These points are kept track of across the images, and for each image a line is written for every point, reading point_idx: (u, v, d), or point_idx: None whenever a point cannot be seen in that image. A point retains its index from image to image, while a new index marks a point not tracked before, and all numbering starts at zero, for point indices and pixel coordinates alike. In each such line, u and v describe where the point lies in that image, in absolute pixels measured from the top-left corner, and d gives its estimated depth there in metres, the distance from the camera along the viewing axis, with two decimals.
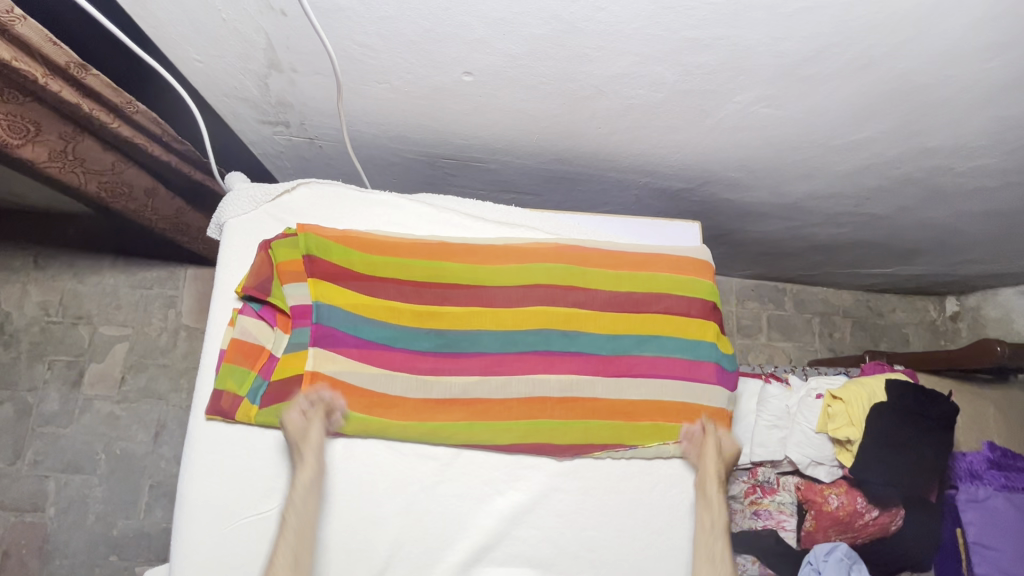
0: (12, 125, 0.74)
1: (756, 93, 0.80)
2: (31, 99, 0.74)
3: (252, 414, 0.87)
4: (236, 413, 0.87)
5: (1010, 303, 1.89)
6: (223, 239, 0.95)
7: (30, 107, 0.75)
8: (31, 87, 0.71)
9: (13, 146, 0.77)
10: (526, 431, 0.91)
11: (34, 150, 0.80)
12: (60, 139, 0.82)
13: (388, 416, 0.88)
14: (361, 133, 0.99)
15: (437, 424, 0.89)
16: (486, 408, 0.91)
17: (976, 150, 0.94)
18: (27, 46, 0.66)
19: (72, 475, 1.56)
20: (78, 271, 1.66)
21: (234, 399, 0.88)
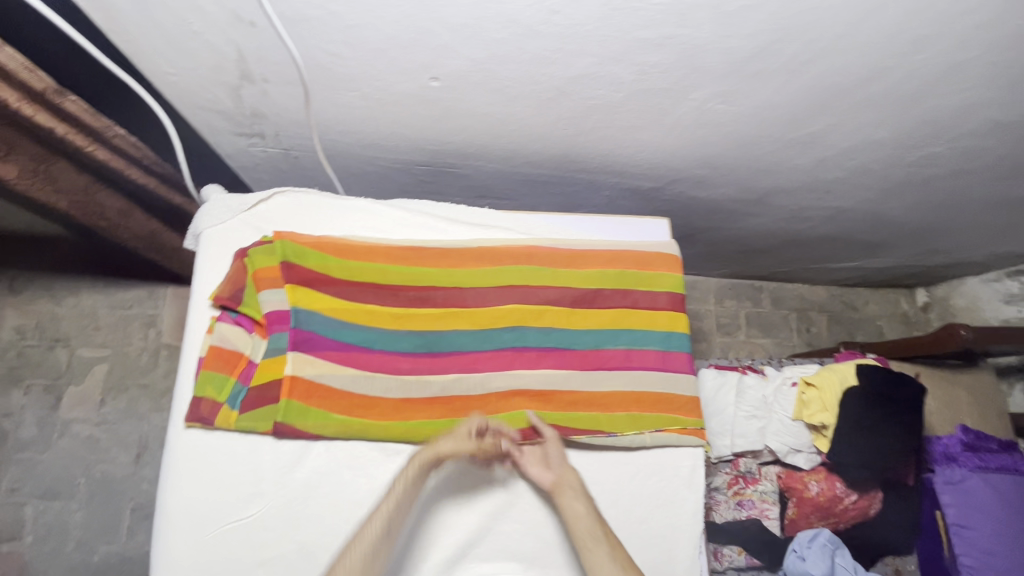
0: None
1: (711, 90, 0.85)
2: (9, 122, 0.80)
3: (231, 420, 0.87)
4: (215, 419, 0.87)
5: (975, 291, 1.96)
6: (200, 249, 0.96)
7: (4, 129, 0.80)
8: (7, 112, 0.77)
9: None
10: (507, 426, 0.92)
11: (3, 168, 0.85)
12: (34, 159, 0.88)
13: (370, 417, 0.89)
14: (335, 142, 1.02)
15: (420, 423, 0.90)
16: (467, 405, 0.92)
17: (923, 140, 1.00)
18: (5, 72, 0.72)
19: (51, 502, 1.53)
20: (56, 294, 1.64)
21: (214, 406, 0.88)
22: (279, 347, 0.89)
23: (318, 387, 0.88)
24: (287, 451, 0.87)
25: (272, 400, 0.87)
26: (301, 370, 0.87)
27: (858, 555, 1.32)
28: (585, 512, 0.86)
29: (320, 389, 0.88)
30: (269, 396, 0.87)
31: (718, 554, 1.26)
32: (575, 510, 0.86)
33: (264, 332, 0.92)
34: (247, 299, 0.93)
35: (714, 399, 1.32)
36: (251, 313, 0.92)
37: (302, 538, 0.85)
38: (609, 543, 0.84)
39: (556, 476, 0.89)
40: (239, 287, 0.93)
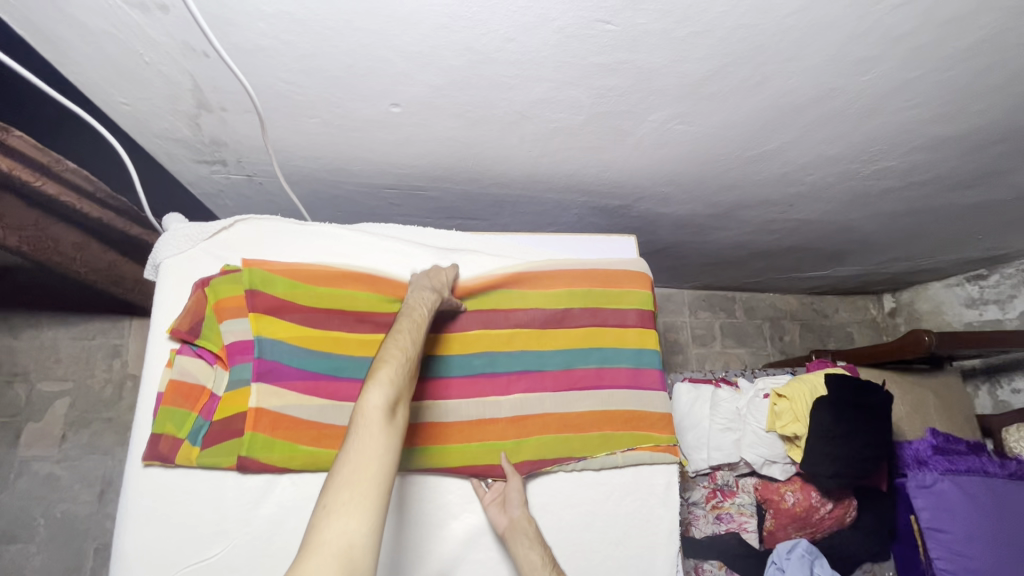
0: None
1: (669, 111, 0.87)
2: None
3: (193, 456, 0.84)
4: (175, 457, 0.84)
5: (937, 296, 2.03)
6: (158, 280, 0.94)
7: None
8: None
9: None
10: (480, 453, 0.91)
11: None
12: None
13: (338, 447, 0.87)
14: (298, 167, 1.01)
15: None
16: (439, 431, 0.90)
17: (875, 154, 1.03)
18: None
19: (7, 546, 1.45)
20: (12, 327, 1.58)
21: (173, 442, 0.85)
22: (242, 379, 0.86)
23: (283, 418, 0.85)
24: (250, 487, 0.85)
25: (235, 434, 0.85)
26: (266, 401, 0.85)
27: (836, 563, 1.33)
28: (540, 562, 0.84)
29: (287, 420, 0.85)
30: (234, 429, 0.85)
31: (699, 570, 1.26)
32: (529, 560, 0.84)
33: (226, 364, 0.89)
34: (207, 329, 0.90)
35: (690, 412, 1.33)
36: (213, 344, 0.90)
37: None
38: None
39: (511, 520, 0.87)
40: (200, 318, 0.91)
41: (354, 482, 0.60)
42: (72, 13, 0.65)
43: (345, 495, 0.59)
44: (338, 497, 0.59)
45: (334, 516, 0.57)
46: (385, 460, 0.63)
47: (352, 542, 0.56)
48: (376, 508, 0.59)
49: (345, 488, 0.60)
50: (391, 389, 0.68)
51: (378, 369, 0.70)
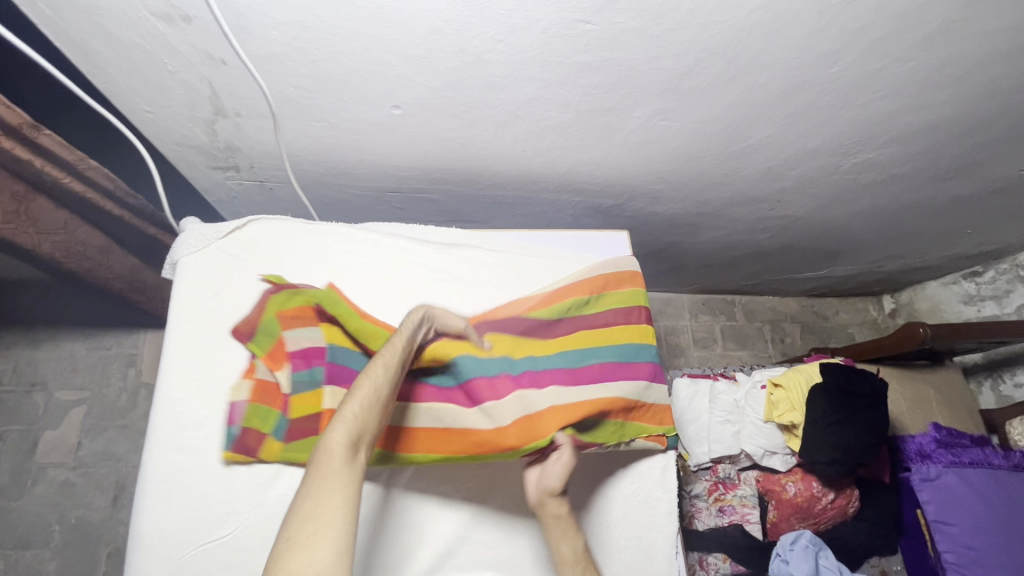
0: None
1: (652, 107, 0.92)
2: None
3: (276, 451, 0.88)
4: (260, 450, 0.88)
5: (936, 294, 2.05)
6: (176, 277, 0.98)
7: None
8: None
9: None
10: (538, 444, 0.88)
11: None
12: (12, 198, 0.91)
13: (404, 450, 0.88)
14: (307, 171, 1.07)
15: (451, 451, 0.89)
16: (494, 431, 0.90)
17: (854, 147, 1.08)
18: None
19: (23, 552, 1.48)
20: (34, 339, 1.64)
21: (259, 437, 0.88)
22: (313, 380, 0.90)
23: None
24: (260, 472, 0.88)
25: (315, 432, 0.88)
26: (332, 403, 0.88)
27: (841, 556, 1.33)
28: (571, 554, 0.85)
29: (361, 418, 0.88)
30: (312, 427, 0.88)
31: (704, 563, 1.27)
32: (560, 549, 0.85)
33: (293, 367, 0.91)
34: (264, 335, 0.93)
35: (690, 407, 1.37)
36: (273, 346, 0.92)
37: None
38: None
39: (546, 500, 0.87)
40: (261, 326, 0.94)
41: (317, 514, 0.61)
42: (105, 26, 0.72)
43: (309, 526, 0.60)
44: (301, 530, 0.60)
45: (297, 550, 0.58)
46: (348, 493, 0.64)
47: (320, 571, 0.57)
48: (343, 538, 0.60)
49: (308, 521, 0.60)
50: (357, 422, 0.69)
51: (344, 402, 0.71)
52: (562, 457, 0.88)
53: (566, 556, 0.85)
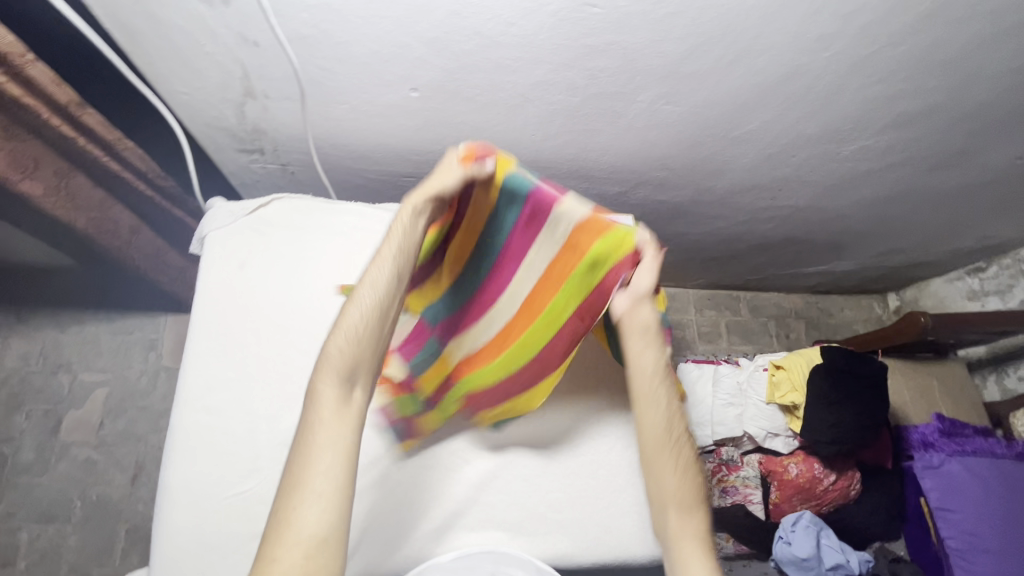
0: (16, 158, 0.88)
1: (655, 92, 0.98)
2: (32, 136, 0.89)
3: (433, 420, 0.96)
4: (421, 429, 0.95)
5: (940, 291, 2.07)
6: (204, 249, 1.03)
7: (31, 145, 0.90)
8: (34, 122, 0.87)
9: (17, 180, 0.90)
10: (617, 242, 0.82)
11: (33, 185, 0.93)
12: (55, 174, 0.96)
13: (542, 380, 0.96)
14: (328, 155, 1.14)
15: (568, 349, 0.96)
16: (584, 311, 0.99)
17: (851, 134, 1.13)
18: (35, 86, 0.82)
19: (46, 526, 1.53)
20: (60, 322, 1.70)
21: (414, 420, 0.95)
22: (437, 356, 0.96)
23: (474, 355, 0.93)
24: (282, 433, 0.93)
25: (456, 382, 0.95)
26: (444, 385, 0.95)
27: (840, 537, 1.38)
28: (651, 361, 0.90)
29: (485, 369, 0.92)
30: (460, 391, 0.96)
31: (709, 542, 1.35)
32: (642, 356, 0.90)
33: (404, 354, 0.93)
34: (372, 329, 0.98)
35: (693, 390, 1.38)
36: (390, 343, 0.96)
37: None
38: (682, 430, 0.92)
39: (634, 309, 0.88)
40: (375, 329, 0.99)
41: (302, 478, 0.69)
42: (151, 8, 0.79)
43: (296, 492, 0.68)
44: (289, 494, 0.68)
45: (291, 499, 0.68)
46: (335, 443, 0.71)
47: (313, 525, 0.67)
48: (331, 496, 0.69)
49: (294, 487, 0.69)
50: (345, 366, 0.74)
51: (324, 362, 0.74)
52: (643, 281, 0.85)
53: (646, 364, 0.90)
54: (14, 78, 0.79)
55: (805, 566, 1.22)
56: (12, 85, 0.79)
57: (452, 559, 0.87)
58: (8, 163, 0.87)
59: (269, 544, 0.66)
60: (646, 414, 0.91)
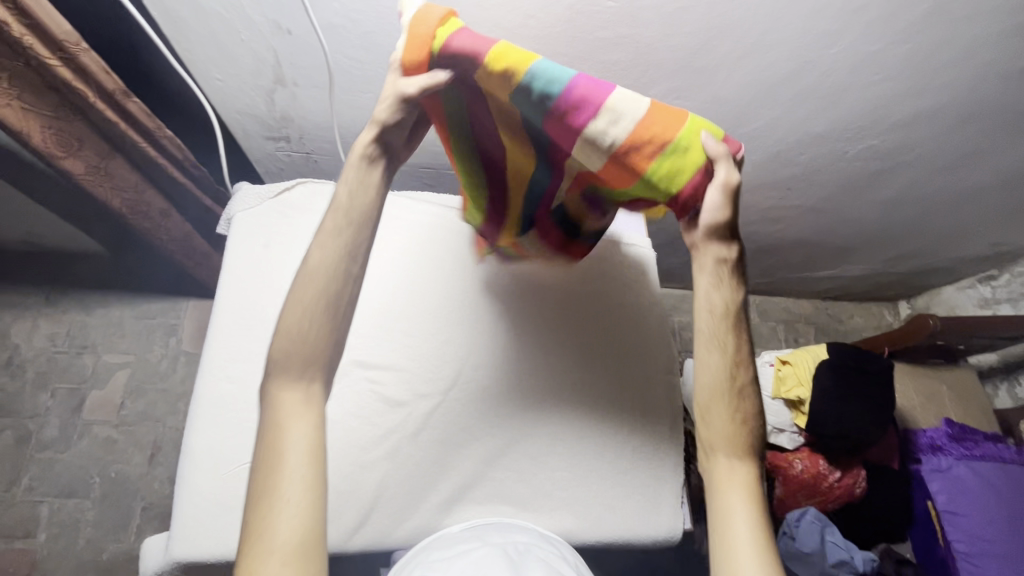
0: (61, 139, 0.94)
1: (667, 86, 1.01)
2: (78, 118, 0.94)
3: None
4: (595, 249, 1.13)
5: (951, 299, 2.07)
6: (231, 229, 1.08)
7: (77, 127, 0.95)
8: (82, 107, 0.92)
9: (60, 157, 0.95)
10: (677, 165, 0.69)
11: (73, 163, 0.98)
12: (96, 154, 1.02)
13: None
14: (351, 145, 1.19)
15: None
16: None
17: (859, 132, 1.15)
18: (87, 74, 0.87)
19: (66, 500, 1.57)
20: (86, 305, 1.76)
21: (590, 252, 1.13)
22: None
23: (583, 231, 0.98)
24: None
25: None
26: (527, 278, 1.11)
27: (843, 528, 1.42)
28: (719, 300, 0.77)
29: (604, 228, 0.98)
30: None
31: None
32: (707, 291, 0.77)
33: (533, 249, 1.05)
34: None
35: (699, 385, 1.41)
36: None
37: None
38: (748, 379, 0.79)
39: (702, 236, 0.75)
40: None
41: (270, 485, 0.60)
42: None
43: (268, 500, 0.59)
44: (260, 505, 0.59)
45: (264, 509, 0.59)
46: (302, 436, 0.63)
47: (301, 529, 0.59)
48: (311, 496, 0.60)
49: (265, 495, 0.60)
50: (294, 348, 0.65)
51: (276, 351, 0.66)
52: (714, 217, 0.73)
53: (712, 303, 0.77)
54: (66, 64, 0.83)
55: (807, 562, 1.23)
56: (64, 70, 0.84)
57: (458, 533, 0.85)
58: (52, 141, 0.92)
59: (246, 555, 0.57)
60: (702, 365, 0.78)
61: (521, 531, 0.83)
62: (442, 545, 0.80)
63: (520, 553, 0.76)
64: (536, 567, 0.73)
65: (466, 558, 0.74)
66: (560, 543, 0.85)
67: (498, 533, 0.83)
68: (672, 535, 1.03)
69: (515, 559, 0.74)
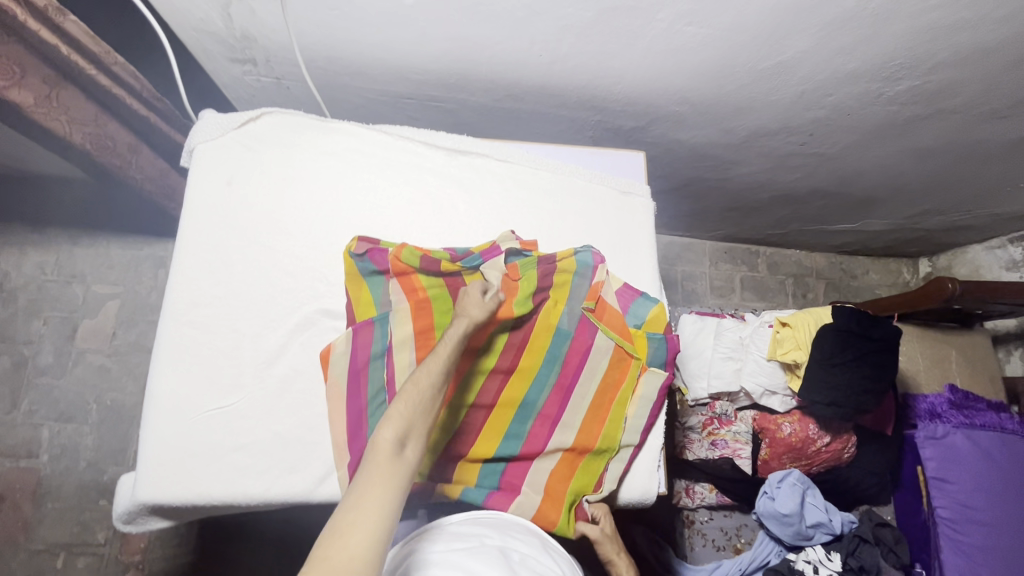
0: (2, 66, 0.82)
1: (676, 9, 0.87)
2: (13, 40, 0.82)
3: (648, 326, 1.04)
4: (654, 309, 1.04)
5: (978, 258, 1.94)
6: (192, 164, 0.99)
7: (18, 50, 0.84)
8: (14, 28, 0.80)
9: (4, 87, 0.83)
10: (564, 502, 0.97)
11: (21, 93, 0.86)
12: (43, 84, 0.90)
13: (648, 417, 1.01)
14: (323, 70, 1.07)
15: (618, 413, 1.00)
16: (609, 420, 0.99)
17: (899, 71, 1.00)
18: None
19: (65, 424, 1.62)
20: (73, 234, 1.72)
21: (629, 299, 1.05)
22: (569, 332, 1.00)
23: (602, 388, 1.00)
24: (268, 352, 0.93)
25: (630, 336, 1.02)
26: (516, 217, 1.08)
27: (824, 488, 1.41)
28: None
29: (608, 393, 1.00)
30: (629, 339, 1.02)
31: (692, 491, 1.42)
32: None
33: (561, 333, 0.99)
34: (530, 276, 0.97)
35: (693, 342, 1.36)
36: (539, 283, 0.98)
37: (274, 428, 0.91)
38: None
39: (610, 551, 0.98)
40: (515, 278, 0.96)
41: (371, 489, 0.63)
42: None
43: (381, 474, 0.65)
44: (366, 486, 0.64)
45: (369, 485, 0.64)
46: (389, 508, 0.63)
47: (387, 507, 0.63)
48: (400, 484, 0.65)
49: (375, 481, 0.64)
50: (401, 425, 0.69)
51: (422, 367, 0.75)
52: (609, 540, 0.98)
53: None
54: None
55: (784, 520, 1.30)
56: None
57: (457, 524, 0.78)
58: None
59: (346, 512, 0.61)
60: None
61: (522, 534, 0.78)
62: (443, 535, 0.75)
63: (520, 560, 0.70)
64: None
65: (469, 553, 0.68)
66: (560, 551, 0.80)
67: (498, 532, 0.77)
68: (647, 496, 1.01)
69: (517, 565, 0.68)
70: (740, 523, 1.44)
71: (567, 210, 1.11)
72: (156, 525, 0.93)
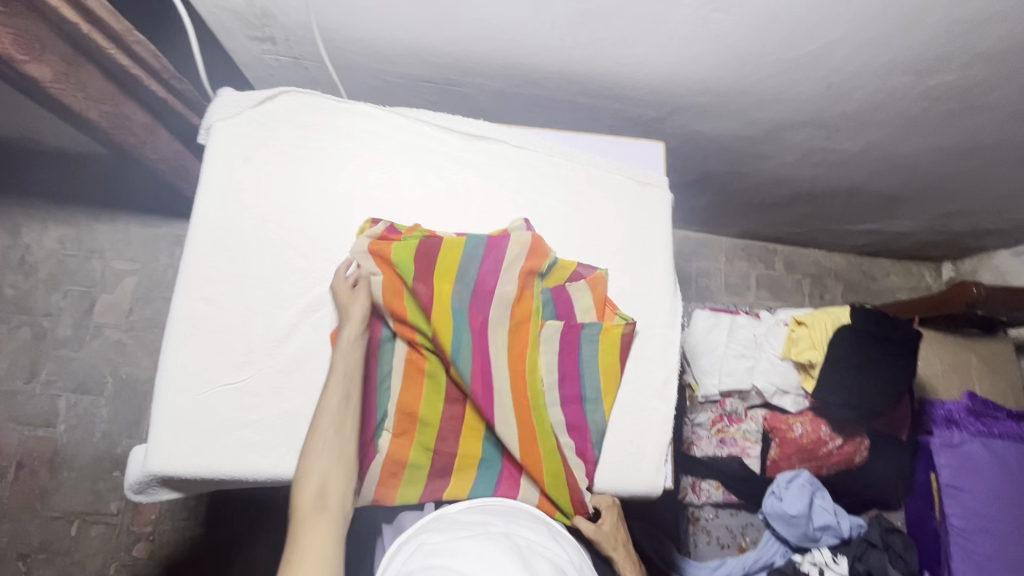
0: (21, 40, 0.83)
1: None
2: (34, 16, 0.83)
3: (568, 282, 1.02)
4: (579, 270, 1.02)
5: (1004, 264, 1.88)
6: (210, 140, 0.99)
7: (36, 24, 0.84)
8: (35, 3, 0.81)
9: (23, 61, 0.85)
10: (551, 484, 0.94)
11: (38, 68, 0.88)
12: (62, 61, 0.92)
13: (561, 368, 0.97)
14: (341, 50, 1.06)
15: (533, 380, 0.94)
16: (528, 395, 0.92)
17: (933, 65, 0.97)
18: None
19: (81, 396, 1.65)
20: (94, 210, 1.74)
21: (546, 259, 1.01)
22: (463, 309, 0.93)
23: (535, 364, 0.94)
24: (279, 331, 0.94)
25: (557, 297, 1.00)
26: (530, 204, 1.07)
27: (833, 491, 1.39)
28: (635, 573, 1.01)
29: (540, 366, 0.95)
30: (523, 300, 0.96)
31: (697, 488, 1.36)
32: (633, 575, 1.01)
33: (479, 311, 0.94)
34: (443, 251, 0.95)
35: (705, 338, 1.34)
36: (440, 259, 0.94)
37: (283, 406, 0.91)
38: None
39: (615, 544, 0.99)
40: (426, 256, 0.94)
41: (306, 534, 0.78)
42: None
43: (314, 518, 0.80)
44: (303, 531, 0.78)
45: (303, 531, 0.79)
46: (330, 540, 0.79)
47: (326, 541, 0.78)
48: (337, 520, 0.81)
49: (309, 524, 0.79)
50: (317, 484, 0.83)
51: (322, 416, 0.87)
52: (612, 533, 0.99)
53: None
54: None
55: (792, 521, 1.28)
56: None
57: (461, 514, 0.78)
58: (12, 43, 0.81)
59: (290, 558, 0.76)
60: None
61: (528, 520, 0.78)
62: (449, 524, 0.75)
63: (526, 546, 0.70)
64: (544, 564, 0.67)
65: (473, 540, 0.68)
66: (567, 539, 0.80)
67: (504, 519, 0.77)
68: (652, 491, 1.00)
69: (524, 552, 0.69)
70: (745, 522, 1.39)
71: (582, 199, 1.09)
72: (165, 496, 0.94)
